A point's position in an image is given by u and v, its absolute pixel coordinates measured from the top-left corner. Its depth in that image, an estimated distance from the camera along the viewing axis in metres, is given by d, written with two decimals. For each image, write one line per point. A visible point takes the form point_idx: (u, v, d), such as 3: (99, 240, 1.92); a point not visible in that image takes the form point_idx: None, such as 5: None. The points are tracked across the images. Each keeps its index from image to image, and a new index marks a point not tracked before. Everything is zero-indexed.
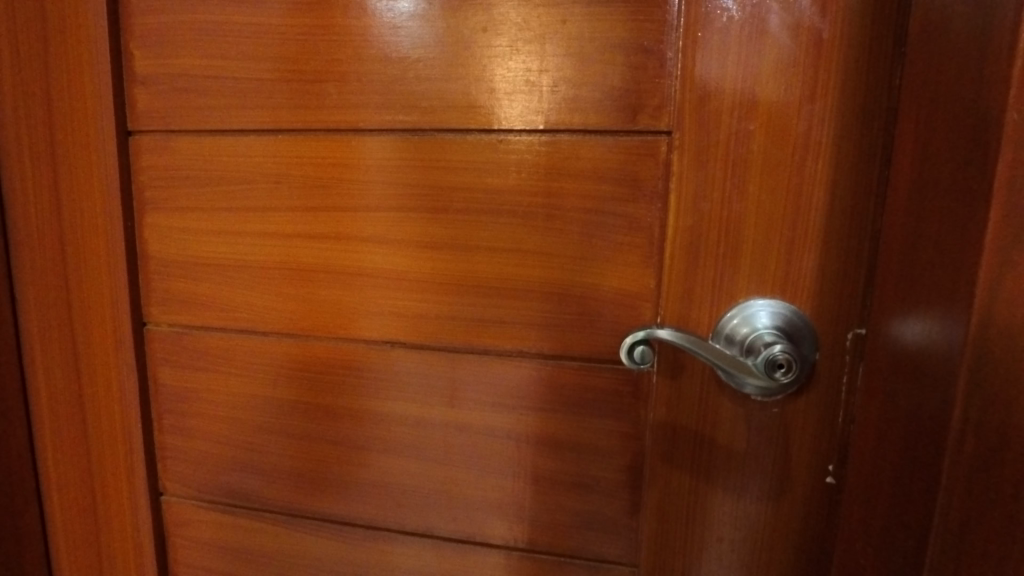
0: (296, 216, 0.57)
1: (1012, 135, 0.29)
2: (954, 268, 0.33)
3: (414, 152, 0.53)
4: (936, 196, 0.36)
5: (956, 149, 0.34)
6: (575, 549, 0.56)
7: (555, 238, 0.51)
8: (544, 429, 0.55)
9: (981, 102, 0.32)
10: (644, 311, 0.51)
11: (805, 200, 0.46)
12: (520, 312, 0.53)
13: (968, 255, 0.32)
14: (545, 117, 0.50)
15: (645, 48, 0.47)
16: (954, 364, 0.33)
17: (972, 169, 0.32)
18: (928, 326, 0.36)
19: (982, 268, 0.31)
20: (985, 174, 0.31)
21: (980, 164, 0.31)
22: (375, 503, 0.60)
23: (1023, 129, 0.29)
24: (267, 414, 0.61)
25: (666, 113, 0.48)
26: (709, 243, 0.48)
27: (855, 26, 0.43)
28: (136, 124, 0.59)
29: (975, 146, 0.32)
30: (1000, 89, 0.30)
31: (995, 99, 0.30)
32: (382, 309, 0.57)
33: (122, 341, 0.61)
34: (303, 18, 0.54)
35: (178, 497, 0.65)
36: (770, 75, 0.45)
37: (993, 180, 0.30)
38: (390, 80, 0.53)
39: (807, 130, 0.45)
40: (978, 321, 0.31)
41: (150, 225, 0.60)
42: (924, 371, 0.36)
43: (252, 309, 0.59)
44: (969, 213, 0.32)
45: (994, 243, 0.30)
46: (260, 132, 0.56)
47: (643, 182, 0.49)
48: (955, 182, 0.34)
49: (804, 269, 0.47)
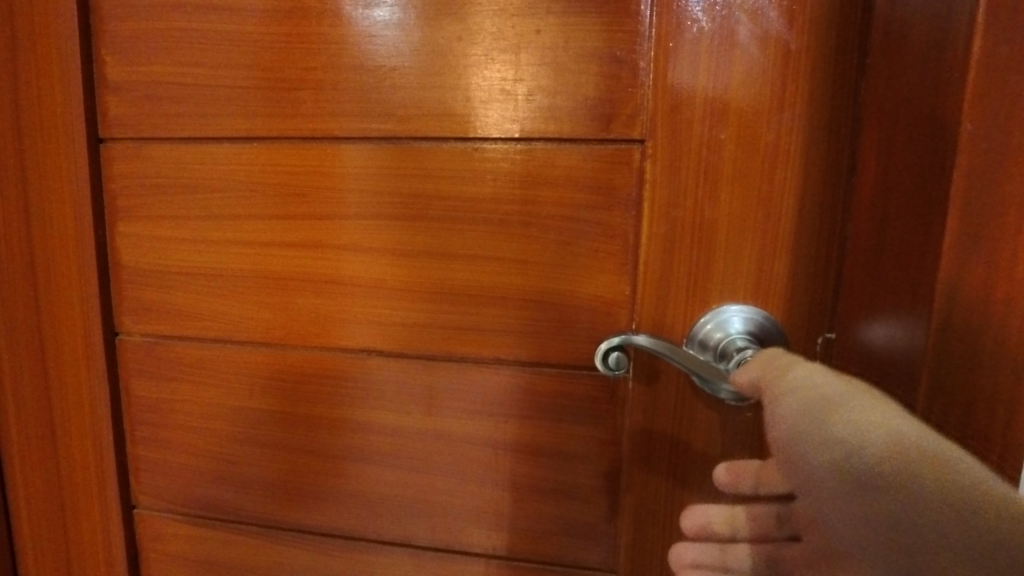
0: (271, 224, 0.56)
1: (966, 144, 0.30)
2: (915, 275, 0.34)
3: (390, 160, 0.54)
4: (897, 204, 0.38)
5: (916, 158, 0.35)
6: (553, 556, 0.56)
7: (531, 245, 0.52)
8: (522, 436, 0.55)
9: (936, 114, 0.33)
10: (620, 318, 0.51)
11: (775, 207, 0.47)
12: (497, 320, 0.54)
13: (927, 261, 0.33)
14: (520, 126, 0.51)
15: (618, 59, 0.48)
16: (916, 364, 0.33)
17: (930, 178, 0.33)
18: (891, 330, 0.37)
19: (941, 274, 0.32)
20: (942, 183, 0.32)
21: (937, 172, 0.32)
22: (353, 514, 0.60)
23: (977, 140, 0.30)
24: (242, 425, 0.60)
25: (639, 122, 0.49)
26: (682, 250, 0.49)
27: (819, 38, 0.45)
28: (108, 131, 0.58)
29: (932, 155, 0.33)
30: (955, 101, 0.31)
31: (948, 109, 0.32)
32: (359, 317, 0.56)
33: (93, 352, 0.60)
34: (278, 26, 0.54)
35: (151, 510, 0.64)
36: (740, 85, 0.46)
37: (949, 189, 0.31)
38: (366, 88, 0.53)
39: (776, 138, 0.46)
40: (938, 323, 0.32)
41: (121, 234, 0.59)
42: (889, 372, 0.37)
43: (227, 317, 0.58)
44: (928, 220, 0.33)
45: (951, 247, 0.31)
46: (234, 140, 0.56)
47: (617, 190, 0.50)
48: (915, 190, 0.35)
49: (776, 275, 0.48)
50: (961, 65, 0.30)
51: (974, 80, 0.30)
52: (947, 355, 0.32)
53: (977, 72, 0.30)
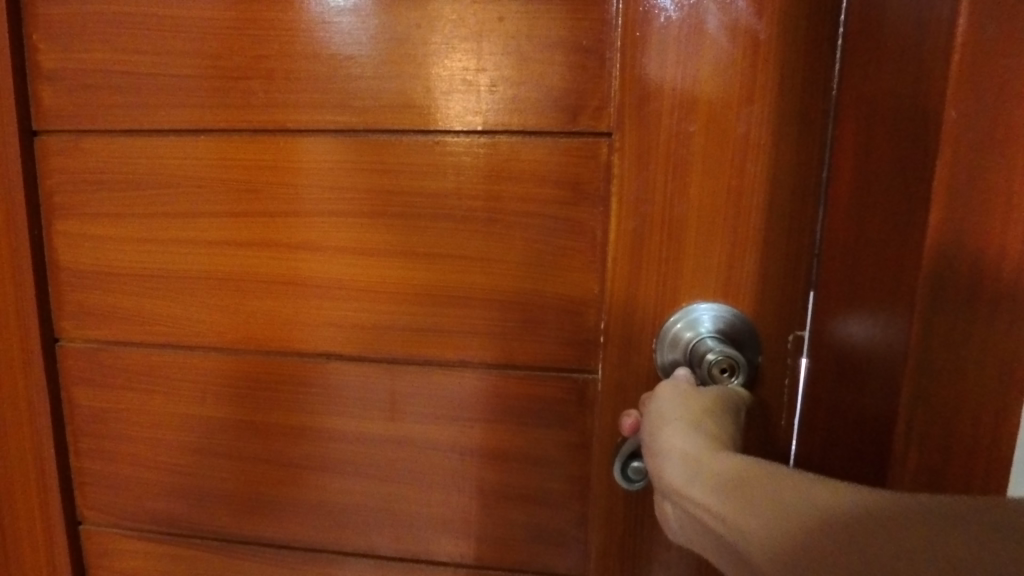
0: (221, 221, 0.54)
1: (949, 132, 0.29)
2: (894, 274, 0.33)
3: (348, 154, 0.51)
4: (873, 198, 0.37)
5: (896, 149, 0.34)
6: (524, 563, 0.55)
7: (496, 243, 0.50)
8: (490, 440, 0.53)
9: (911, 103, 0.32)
10: (588, 317, 0.50)
11: (745, 202, 0.46)
12: (461, 321, 0.52)
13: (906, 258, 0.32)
14: (484, 118, 0.49)
15: (585, 48, 0.46)
16: (897, 366, 0.32)
17: (911, 170, 0.32)
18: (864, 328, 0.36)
19: (922, 268, 0.30)
20: (924, 175, 0.30)
21: (918, 165, 0.31)
22: (315, 525, 0.57)
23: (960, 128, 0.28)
24: (196, 435, 0.57)
25: (606, 115, 0.47)
26: (651, 247, 0.47)
27: (788, 28, 0.44)
28: (42, 122, 0.53)
29: (915, 142, 0.32)
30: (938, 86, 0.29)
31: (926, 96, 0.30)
32: (317, 319, 0.54)
33: (30, 359, 0.56)
34: (227, 12, 0.51)
35: (97, 527, 0.59)
36: (709, 76, 0.45)
37: (932, 183, 0.30)
38: (321, 78, 0.50)
39: (746, 132, 0.45)
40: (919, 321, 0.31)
41: (58, 233, 0.55)
42: (868, 372, 0.36)
43: (177, 321, 0.55)
44: (909, 216, 0.32)
45: (931, 242, 0.30)
46: (181, 133, 0.53)
47: (584, 185, 0.48)
48: (893, 186, 0.34)
49: (746, 272, 0.47)
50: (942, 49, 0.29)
51: (959, 64, 0.28)
52: (931, 353, 0.31)
53: (954, 60, 0.28)
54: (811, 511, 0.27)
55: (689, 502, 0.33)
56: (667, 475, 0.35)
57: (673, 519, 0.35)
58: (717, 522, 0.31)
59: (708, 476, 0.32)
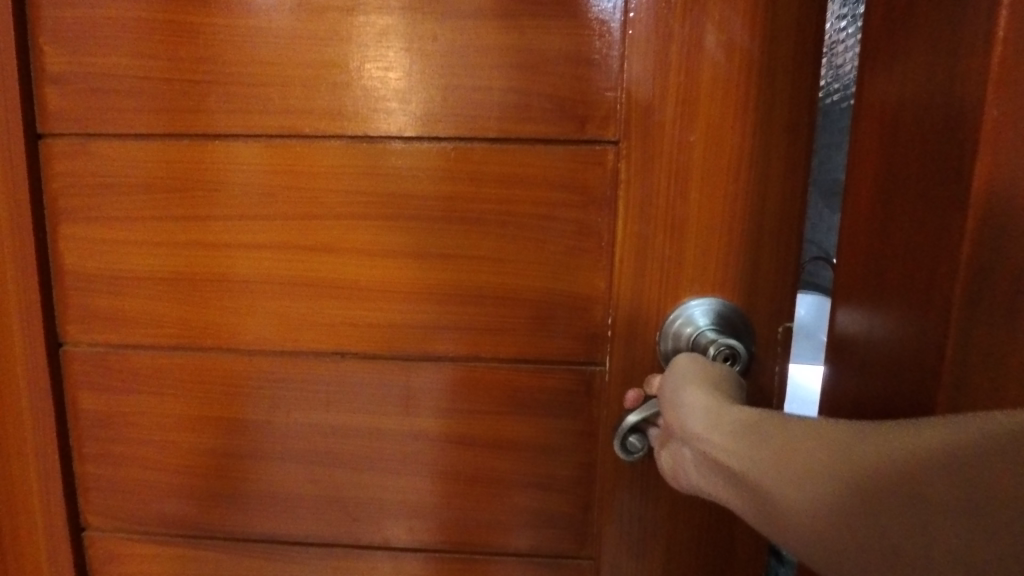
0: (235, 224, 0.54)
1: (990, 132, 0.29)
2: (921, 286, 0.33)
3: (365, 159, 0.53)
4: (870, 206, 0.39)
5: (923, 147, 0.34)
6: (533, 548, 0.58)
7: (509, 244, 0.53)
8: (502, 431, 0.56)
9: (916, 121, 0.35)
10: (595, 313, 0.53)
11: (740, 205, 0.50)
12: (474, 319, 0.54)
13: (939, 266, 0.32)
14: (497, 126, 0.52)
15: (593, 62, 0.50)
16: (932, 364, 0.32)
17: (945, 170, 0.32)
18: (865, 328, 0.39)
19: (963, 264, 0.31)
20: (961, 175, 0.30)
21: (945, 167, 0.32)
22: (328, 520, 0.59)
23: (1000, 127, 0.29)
24: (208, 434, 0.58)
25: (612, 124, 0.50)
26: (655, 247, 0.51)
27: (778, 47, 0.48)
28: (47, 126, 0.53)
29: (948, 140, 0.32)
30: (979, 84, 0.29)
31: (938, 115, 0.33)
32: (331, 319, 0.55)
33: (34, 364, 0.56)
34: (241, 19, 0.52)
35: (102, 532, 0.59)
36: (707, 89, 0.49)
37: (971, 183, 0.30)
38: (337, 86, 0.52)
39: (741, 141, 0.49)
40: (952, 334, 0.31)
41: (64, 237, 0.55)
42: (891, 370, 0.36)
43: (188, 323, 0.56)
44: (942, 217, 0.32)
45: (966, 253, 0.30)
46: (193, 137, 0.54)
47: (592, 189, 0.51)
48: (922, 190, 0.34)
49: (740, 269, 0.51)
50: (949, 73, 0.32)
51: (1001, 62, 0.28)
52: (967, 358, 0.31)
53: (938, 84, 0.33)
54: (821, 449, 0.33)
55: (709, 446, 0.39)
56: (685, 424, 0.41)
57: (691, 462, 0.41)
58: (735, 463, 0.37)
59: (725, 424, 0.38)
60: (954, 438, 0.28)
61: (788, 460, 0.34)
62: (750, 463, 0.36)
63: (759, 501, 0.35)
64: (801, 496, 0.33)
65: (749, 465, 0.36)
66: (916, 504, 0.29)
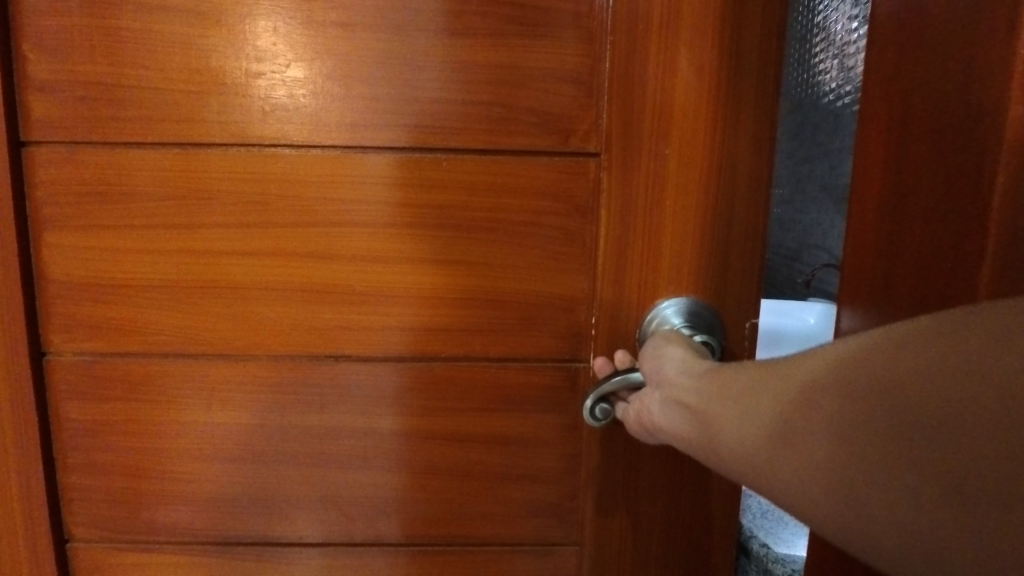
0: (228, 231, 0.55)
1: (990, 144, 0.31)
2: (943, 288, 0.34)
3: (360, 169, 0.55)
4: (866, 211, 0.40)
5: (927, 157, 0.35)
6: (522, 537, 0.61)
7: (498, 249, 0.56)
8: (492, 427, 0.59)
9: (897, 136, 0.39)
10: (580, 312, 0.57)
11: (711, 212, 0.54)
12: (465, 320, 0.57)
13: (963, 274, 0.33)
14: (487, 138, 0.55)
15: (576, 80, 0.53)
16: None
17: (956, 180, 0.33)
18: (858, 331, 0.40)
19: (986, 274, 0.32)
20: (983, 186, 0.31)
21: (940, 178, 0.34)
22: (322, 519, 0.60)
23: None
24: (200, 441, 0.58)
25: (594, 137, 0.54)
26: (634, 251, 0.55)
27: (744, 67, 0.52)
28: (31, 134, 0.53)
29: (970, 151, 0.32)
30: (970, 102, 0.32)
31: (933, 131, 0.35)
32: (326, 322, 0.57)
33: (16, 375, 0.55)
34: (234, 30, 0.53)
35: (89, 542, 0.59)
36: (681, 105, 0.53)
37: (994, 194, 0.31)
38: (332, 97, 0.54)
39: (711, 153, 0.53)
40: None
41: (49, 246, 0.54)
42: None
43: (180, 330, 0.56)
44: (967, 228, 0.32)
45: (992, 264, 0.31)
46: (184, 146, 0.54)
47: (576, 197, 0.55)
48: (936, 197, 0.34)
49: (712, 271, 0.55)
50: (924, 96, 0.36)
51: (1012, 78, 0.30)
52: None
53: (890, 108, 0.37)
54: (755, 381, 0.34)
55: (680, 392, 0.42)
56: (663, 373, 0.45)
57: (661, 411, 0.44)
58: (694, 404, 0.40)
59: (697, 371, 0.43)
60: (848, 344, 0.30)
61: (728, 383, 0.37)
62: (702, 392, 0.39)
63: (700, 425, 0.38)
64: (729, 412, 0.35)
65: (703, 394, 0.39)
66: (816, 412, 0.30)
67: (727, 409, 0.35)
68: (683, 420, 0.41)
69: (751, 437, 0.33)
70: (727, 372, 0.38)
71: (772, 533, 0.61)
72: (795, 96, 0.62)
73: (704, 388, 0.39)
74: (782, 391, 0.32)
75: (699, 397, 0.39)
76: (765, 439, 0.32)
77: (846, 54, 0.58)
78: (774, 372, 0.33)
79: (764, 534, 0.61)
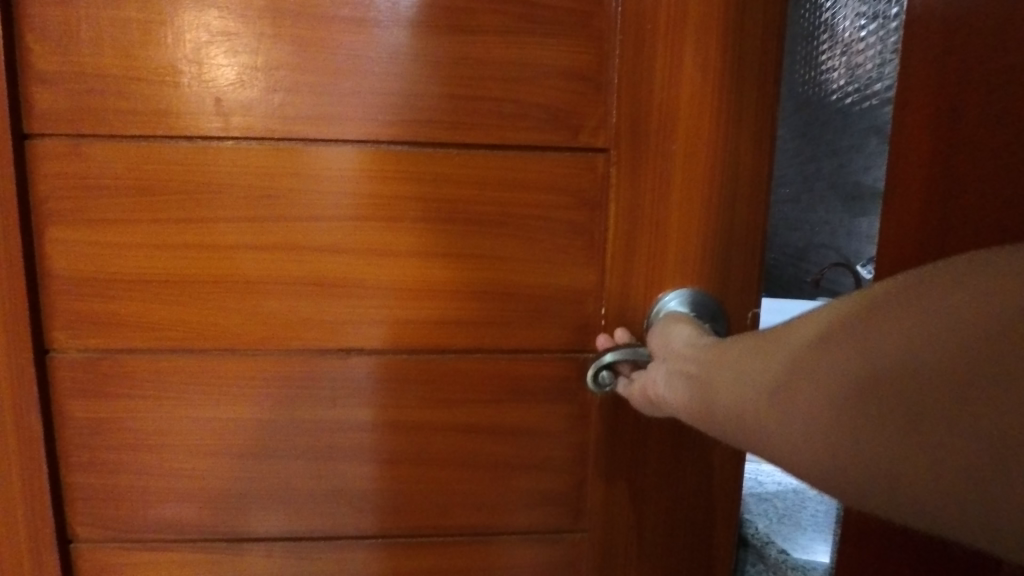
0: (239, 226, 0.55)
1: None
2: None
3: (372, 164, 0.55)
4: None
5: None
6: (531, 525, 0.62)
7: (508, 242, 0.57)
8: (501, 418, 0.60)
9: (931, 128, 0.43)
10: (589, 305, 0.58)
11: (715, 206, 0.56)
12: (476, 314, 0.58)
13: None
14: (498, 134, 0.55)
15: (585, 77, 0.55)
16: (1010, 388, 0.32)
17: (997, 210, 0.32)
18: None
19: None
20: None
21: None
22: (333, 513, 0.61)
23: None
24: (210, 436, 0.58)
25: (603, 133, 0.56)
26: (642, 244, 0.57)
27: (747, 66, 0.54)
28: (36, 127, 0.52)
29: None
30: None
31: None
32: (338, 317, 0.57)
33: (20, 373, 0.54)
34: (244, 24, 0.53)
35: (94, 542, 0.58)
36: (686, 102, 0.54)
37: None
38: (345, 92, 0.54)
39: (715, 149, 0.55)
40: None
41: (53, 241, 0.54)
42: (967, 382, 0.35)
43: (189, 326, 0.56)
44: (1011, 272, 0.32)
45: None
46: (193, 140, 0.54)
47: (585, 192, 0.56)
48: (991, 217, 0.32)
49: (717, 264, 0.57)
50: None
51: None
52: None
53: None
54: (750, 345, 0.37)
55: (682, 363, 0.45)
56: (670, 348, 0.48)
57: (661, 380, 0.46)
58: (694, 372, 0.42)
59: (701, 345, 0.45)
60: (836, 302, 0.33)
61: (726, 351, 0.40)
62: (703, 361, 0.42)
63: (697, 390, 0.40)
64: (723, 372, 0.38)
65: (704, 362, 0.41)
66: (795, 357, 0.33)
67: (722, 369, 0.38)
68: (681, 389, 0.43)
69: (738, 389, 0.36)
70: (727, 344, 0.41)
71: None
72: (801, 91, 0.76)
73: (705, 358, 0.42)
74: (771, 347, 0.35)
75: (699, 366, 0.42)
76: (749, 387, 0.35)
77: (851, 54, 0.71)
78: (769, 335, 0.37)
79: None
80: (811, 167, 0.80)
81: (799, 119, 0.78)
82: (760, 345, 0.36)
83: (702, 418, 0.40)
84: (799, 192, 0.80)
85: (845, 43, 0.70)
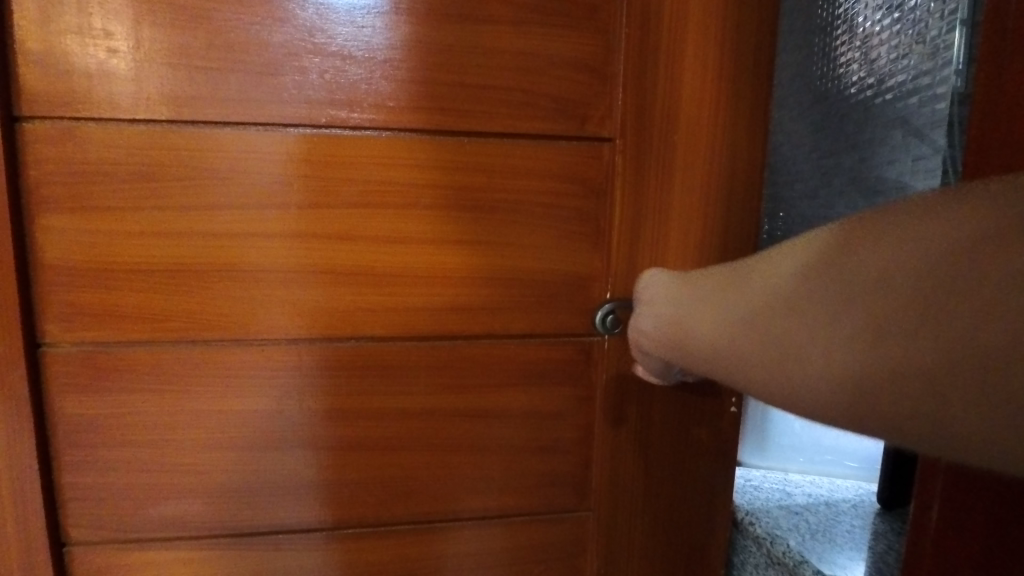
0: (245, 213, 0.54)
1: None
2: None
3: (381, 150, 0.55)
4: None
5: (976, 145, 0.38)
6: (538, 506, 0.63)
7: (516, 229, 0.58)
8: (509, 402, 0.61)
9: None
10: (594, 289, 0.60)
11: (714, 194, 0.59)
12: (485, 300, 0.59)
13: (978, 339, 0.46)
14: (508, 122, 0.56)
15: (591, 68, 0.56)
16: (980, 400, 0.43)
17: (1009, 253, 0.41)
18: None
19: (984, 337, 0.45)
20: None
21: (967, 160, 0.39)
22: (341, 503, 0.60)
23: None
24: (213, 429, 0.56)
25: (608, 123, 0.57)
26: (645, 230, 0.59)
27: (743, 61, 0.57)
28: (26, 109, 0.50)
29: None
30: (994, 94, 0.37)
31: None
32: (347, 305, 0.57)
33: (10, 368, 0.52)
34: (250, 6, 0.51)
35: (89, 543, 0.56)
36: (688, 95, 0.57)
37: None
38: (355, 78, 0.54)
39: (713, 139, 0.58)
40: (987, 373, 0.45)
41: (46, 229, 0.51)
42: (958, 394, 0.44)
43: (192, 316, 0.54)
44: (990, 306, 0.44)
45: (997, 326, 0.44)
46: (196, 125, 0.52)
47: (591, 181, 0.58)
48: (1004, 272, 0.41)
49: (714, 248, 0.60)
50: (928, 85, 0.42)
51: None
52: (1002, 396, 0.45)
53: None
54: (734, 279, 0.37)
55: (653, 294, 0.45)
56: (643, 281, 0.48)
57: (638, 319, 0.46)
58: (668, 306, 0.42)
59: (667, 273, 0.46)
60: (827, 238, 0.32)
61: (708, 285, 0.39)
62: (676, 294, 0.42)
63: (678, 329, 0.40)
64: (709, 314, 0.38)
65: (680, 295, 0.41)
66: (794, 306, 0.32)
67: (705, 310, 0.38)
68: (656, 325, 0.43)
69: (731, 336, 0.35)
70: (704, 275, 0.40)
71: (822, 555, 0.60)
72: (819, 87, 0.67)
73: (675, 291, 0.42)
74: (761, 287, 0.34)
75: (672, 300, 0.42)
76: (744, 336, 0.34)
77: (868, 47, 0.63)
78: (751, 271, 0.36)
79: (816, 559, 0.60)
80: (830, 162, 0.68)
81: (814, 112, 0.67)
82: (746, 281, 0.36)
83: (694, 361, 0.39)
84: (816, 187, 0.69)
85: (865, 36, 0.63)
